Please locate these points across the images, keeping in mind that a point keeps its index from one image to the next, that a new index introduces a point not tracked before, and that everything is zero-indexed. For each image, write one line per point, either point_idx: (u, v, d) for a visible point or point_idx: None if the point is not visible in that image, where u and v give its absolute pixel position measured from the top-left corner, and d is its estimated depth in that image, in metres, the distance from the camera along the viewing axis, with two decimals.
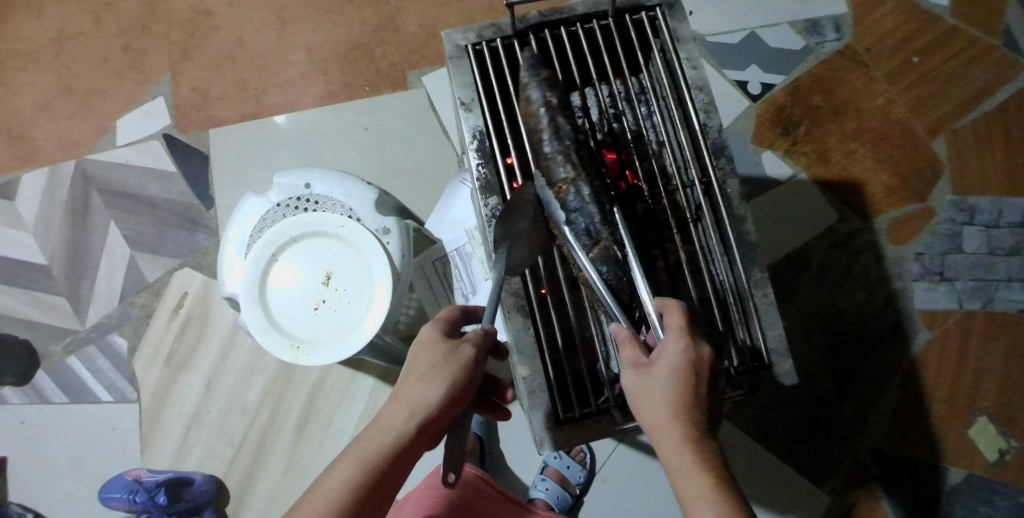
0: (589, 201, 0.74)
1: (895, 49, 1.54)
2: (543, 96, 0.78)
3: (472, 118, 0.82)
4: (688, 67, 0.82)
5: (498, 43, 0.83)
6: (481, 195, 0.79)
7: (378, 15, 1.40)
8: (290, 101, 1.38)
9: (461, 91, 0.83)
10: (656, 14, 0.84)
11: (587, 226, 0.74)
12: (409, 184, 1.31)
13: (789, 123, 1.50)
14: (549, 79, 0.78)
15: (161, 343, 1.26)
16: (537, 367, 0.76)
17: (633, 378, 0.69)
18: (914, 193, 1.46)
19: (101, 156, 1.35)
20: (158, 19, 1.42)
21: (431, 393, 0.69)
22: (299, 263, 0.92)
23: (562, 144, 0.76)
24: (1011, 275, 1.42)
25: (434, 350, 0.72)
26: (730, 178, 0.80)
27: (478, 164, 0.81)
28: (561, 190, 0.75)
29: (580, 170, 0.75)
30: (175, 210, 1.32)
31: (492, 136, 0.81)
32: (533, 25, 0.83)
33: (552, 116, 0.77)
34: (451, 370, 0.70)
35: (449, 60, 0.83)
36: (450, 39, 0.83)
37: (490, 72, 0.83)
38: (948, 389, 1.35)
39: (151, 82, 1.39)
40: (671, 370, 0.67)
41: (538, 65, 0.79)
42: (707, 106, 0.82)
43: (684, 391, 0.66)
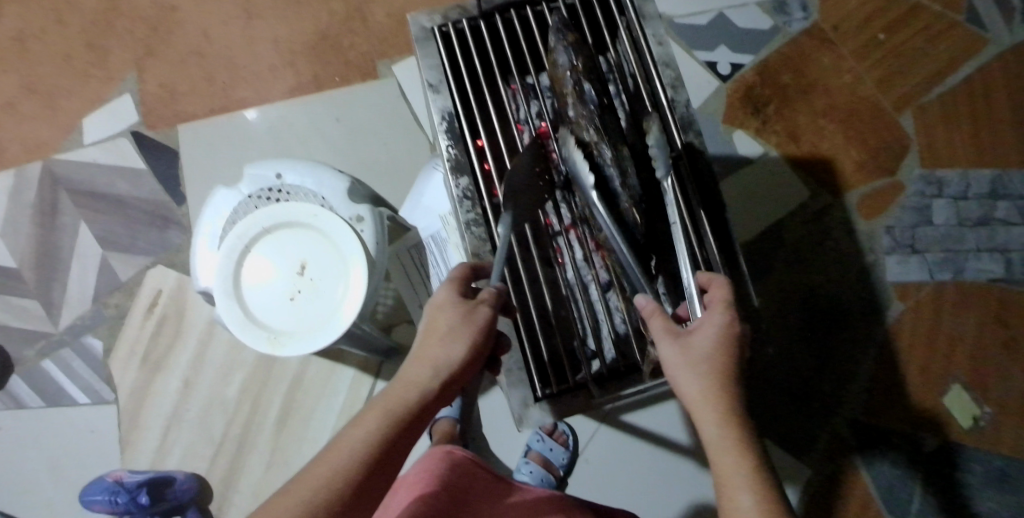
0: (611, 164, 0.73)
1: (861, 27, 1.56)
2: (569, 60, 0.77)
3: (441, 100, 0.81)
4: (653, 43, 0.82)
5: (464, 24, 0.83)
6: (451, 175, 0.79)
7: (345, 5, 1.39)
8: (258, 94, 1.36)
9: (428, 72, 0.82)
10: None
11: (607, 190, 0.74)
12: (384, 174, 1.31)
13: (760, 103, 1.52)
14: (577, 42, 0.77)
15: (137, 343, 1.24)
16: (514, 344, 0.76)
17: (670, 352, 0.68)
18: (883, 169, 1.49)
19: (68, 156, 1.32)
20: (122, 15, 1.40)
21: (454, 352, 0.67)
22: (275, 253, 0.90)
23: (586, 108, 0.75)
24: (980, 246, 1.45)
25: (453, 309, 0.69)
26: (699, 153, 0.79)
27: (448, 145, 0.81)
28: (583, 154, 0.75)
29: (603, 134, 0.74)
30: (147, 208, 1.30)
31: (461, 117, 0.81)
32: (498, 6, 0.83)
33: (577, 80, 0.76)
34: (472, 330, 0.68)
35: (416, 42, 0.82)
36: (415, 21, 0.82)
37: (456, 53, 0.83)
38: (922, 358, 1.38)
39: (117, 78, 1.36)
40: (710, 345, 0.66)
41: (567, 28, 0.78)
42: (674, 82, 0.81)
43: (720, 364, 0.65)
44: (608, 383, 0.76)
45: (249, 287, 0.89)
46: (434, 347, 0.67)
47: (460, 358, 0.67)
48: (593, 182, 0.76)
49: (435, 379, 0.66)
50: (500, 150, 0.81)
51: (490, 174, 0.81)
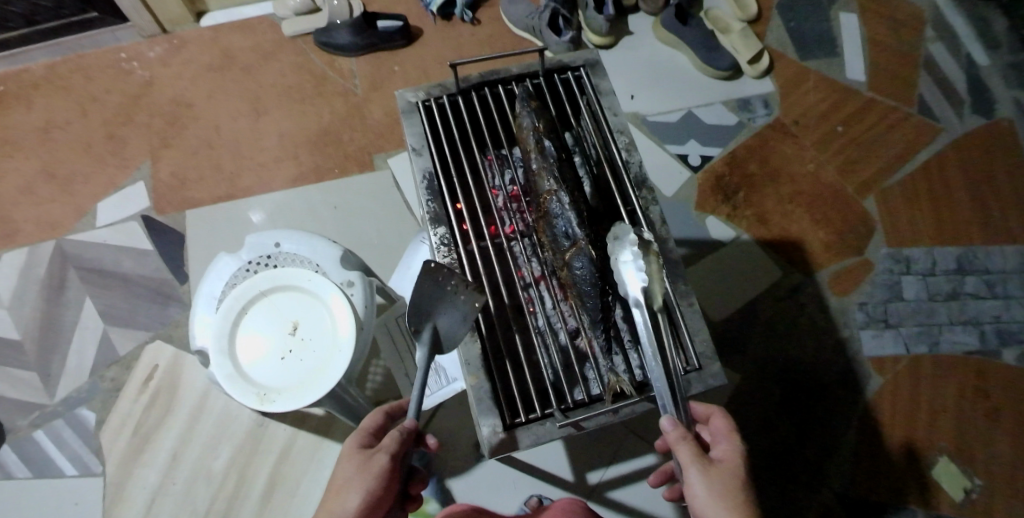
0: (568, 208, 0.82)
1: (820, 120, 1.71)
2: (532, 122, 0.87)
3: (422, 162, 0.88)
4: (610, 114, 0.92)
5: (445, 99, 0.92)
6: (430, 225, 0.85)
7: (346, 105, 1.56)
8: (262, 182, 1.48)
9: (413, 139, 0.90)
10: (581, 74, 0.95)
11: (566, 229, 0.82)
12: (377, 255, 1.40)
13: (730, 190, 1.62)
14: (539, 108, 0.88)
15: (129, 415, 1.26)
16: (485, 376, 0.79)
17: (697, 476, 0.75)
18: (852, 248, 1.57)
19: (80, 236, 1.41)
20: (142, 111, 1.54)
21: (351, 500, 0.77)
22: (269, 315, 0.96)
23: (547, 161, 0.85)
24: (952, 319, 1.51)
25: (353, 460, 0.82)
26: (653, 206, 0.86)
27: (427, 200, 0.87)
28: (545, 200, 0.84)
29: (562, 183, 0.84)
30: (149, 285, 1.37)
31: (440, 177, 0.88)
32: (474, 84, 0.93)
33: (539, 138, 0.86)
34: (367, 477, 0.79)
35: (401, 114, 0.91)
36: (403, 94, 0.91)
37: (438, 124, 0.92)
38: (905, 429, 1.40)
39: (133, 166, 1.48)
40: (728, 470, 0.76)
41: (531, 98, 0.89)
42: (629, 146, 0.90)
43: (738, 490, 0.74)
44: (575, 411, 0.78)
45: (243, 347, 0.94)
46: (336, 497, 0.78)
47: (357, 505, 0.77)
48: (553, 223, 0.84)
49: None
50: (473, 209, 0.89)
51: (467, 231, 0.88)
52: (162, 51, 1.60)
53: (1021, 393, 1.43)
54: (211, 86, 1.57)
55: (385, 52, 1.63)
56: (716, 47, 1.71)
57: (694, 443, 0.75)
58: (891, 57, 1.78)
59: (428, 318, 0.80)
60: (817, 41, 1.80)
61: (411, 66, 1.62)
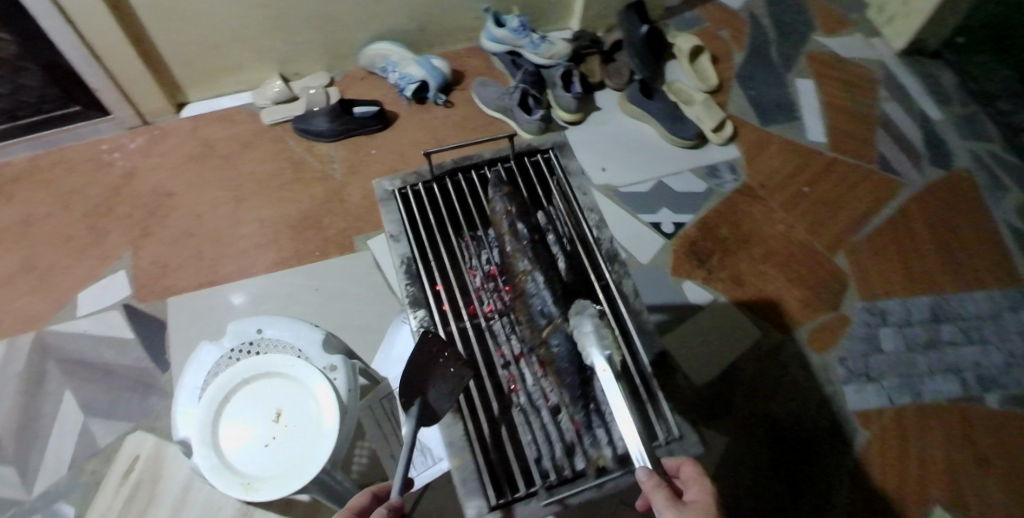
0: (544, 287, 0.84)
1: (785, 183, 1.78)
2: (504, 206, 0.90)
3: (401, 247, 0.92)
4: (579, 194, 0.95)
5: (421, 187, 0.96)
6: (410, 309, 0.88)
7: (325, 189, 1.61)
8: (245, 267, 1.50)
9: (391, 225, 0.94)
10: (549, 156, 1.00)
11: (543, 308, 0.83)
12: (358, 336, 1.41)
13: (703, 254, 1.67)
14: (510, 192, 0.91)
15: (106, 510, 1.23)
16: (468, 457, 0.80)
17: None
18: (826, 304, 1.61)
19: (61, 326, 1.40)
20: (123, 201, 1.57)
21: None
22: (252, 403, 0.96)
23: (520, 243, 0.87)
24: (931, 368, 1.54)
25: None
26: (625, 279, 0.90)
27: (406, 284, 0.90)
28: (520, 280, 0.85)
29: (536, 263, 0.85)
30: (131, 374, 1.36)
31: (418, 261, 0.91)
32: (448, 170, 0.97)
33: (512, 221, 0.88)
34: None
35: (380, 203, 0.95)
36: (380, 183, 0.95)
37: (415, 211, 0.95)
38: (899, 483, 1.39)
39: (113, 256, 1.49)
40: (703, 510, 0.74)
41: (502, 183, 0.92)
42: (599, 224, 0.93)
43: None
44: (558, 488, 0.78)
45: (228, 437, 0.93)
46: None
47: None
48: (530, 302, 0.84)
49: None
50: (449, 290, 0.90)
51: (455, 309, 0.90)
52: (143, 143, 1.65)
53: (1007, 439, 1.45)
54: (194, 175, 1.61)
55: (363, 136, 1.69)
56: (680, 118, 1.81)
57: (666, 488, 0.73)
58: (845, 119, 1.88)
59: (420, 392, 0.82)
60: (774, 107, 1.90)
61: (389, 147, 1.68)
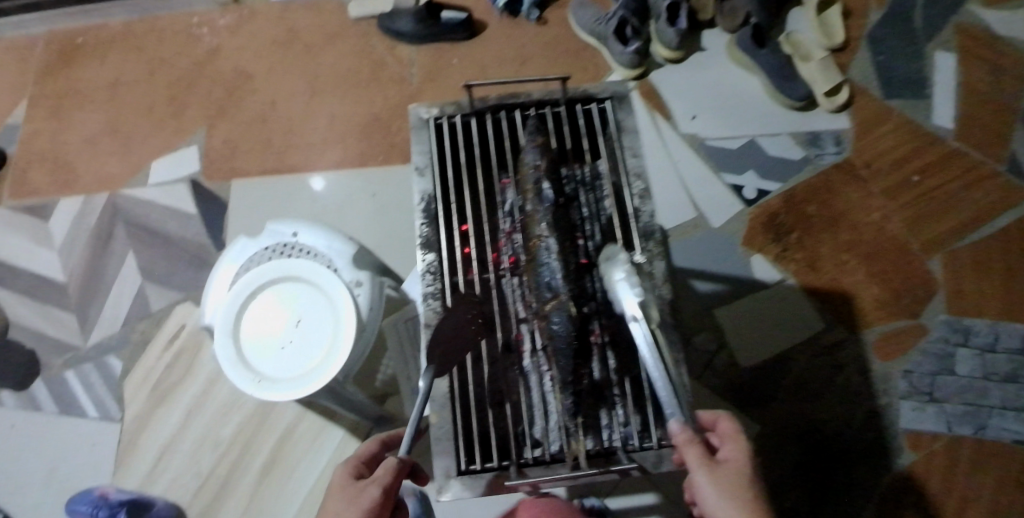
0: (555, 257, 0.77)
1: (894, 167, 1.59)
2: (534, 159, 0.83)
3: (424, 184, 0.89)
4: (628, 156, 0.88)
5: (457, 120, 0.92)
6: (420, 250, 0.87)
7: (399, 94, 1.56)
8: (308, 161, 1.50)
9: (419, 158, 0.91)
10: (604, 106, 0.91)
11: (550, 281, 0.77)
12: (404, 250, 1.40)
13: (781, 230, 1.54)
14: (543, 145, 0.85)
15: (150, 370, 1.33)
16: (446, 415, 0.80)
17: (704, 479, 0.72)
18: (905, 311, 1.46)
19: (132, 192, 1.48)
20: (204, 78, 1.59)
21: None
22: (276, 304, 0.98)
23: (541, 205, 0.80)
24: (1005, 403, 1.39)
25: (344, 492, 0.79)
26: (656, 261, 0.83)
27: (423, 222, 0.88)
28: (533, 246, 0.79)
29: (553, 231, 0.79)
30: (188, 248, 1.43)
31: (438, 199, 0.88)
32: (490, 106, 0.92)
33: (539, 178, 0.82)
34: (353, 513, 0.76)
35: (411, 130, 0.92)
36: (414, 111, 0.91)
37: (445, 142, 0.91)
38: (930, 514, 1.30)
39: (188, 132, 1.53)
40: (734, 469, 0.73)
41: (537, 132, 0.86)
42: (642, 193, 0.86)
43: (747, 488, 0.72)
44: (529, 466, 0.77)
45: (247, 331, 0.97)
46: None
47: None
48: (539, 272, 0.78)
49: None
50: (465, 238, 0.87)
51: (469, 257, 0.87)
52: (232, 21, 1.65)
53: None
54: (273, 61, 1.60)
55: (445, 45, 1.61)
56: (791, 77, 1.62)
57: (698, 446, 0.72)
58: (985, 107, 1.63)
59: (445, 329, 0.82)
60: (904, 80, 1.67)
61: (470, 60, 1.60)
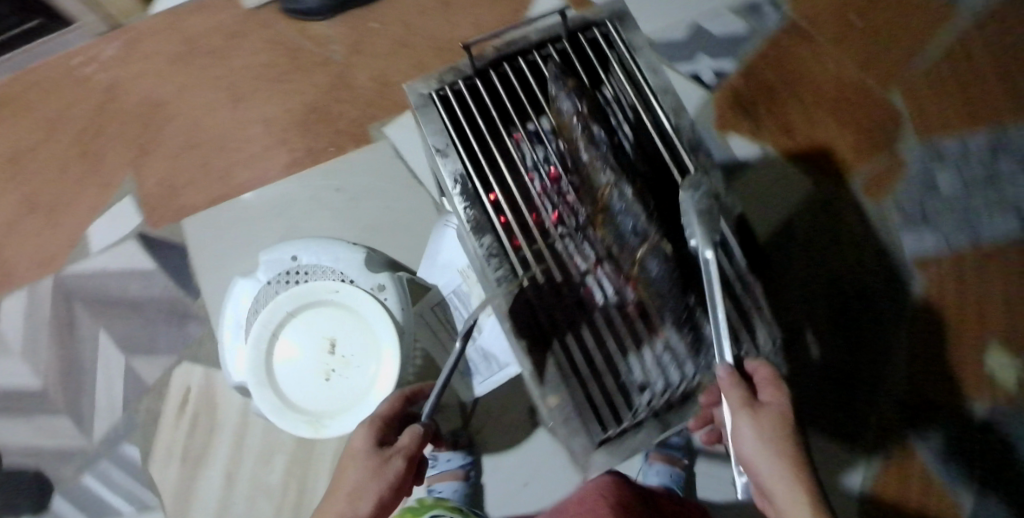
0: (633, 201, 0.74)
1: (834, 14, 1.59)
2: (573, 105, 0.77)
3: (451, 163, 0.80)
4: (648, 73, 0.82)
5: (462, 85, 0.84)
6: (473, 235, 0.78)
7: (328, 76, 1.44)
8: (257, 176, 1.38)
9: (434, 137, 0.81)
10: (607, 29, 0.86)
11: (635, 226, 0.74)
12: (391, 235, 1.33)
13: (749, 104, 1.53)
14: (577, 87, 0.78)
15: (173, 444, 1.24)
16: (566, 394, 0.73)
17: (746, 423, 0.71)
18: (882, 147, 1.48)
19: (77, 265, 1.32)
20: (110, 121, 1.41)
21: (362, 509, 0.70)
22: (304, 337, 0.90)
23: (599, 150, 0.77)
24: (992, 206, 1.43)
25: (365, 462, 0.73)
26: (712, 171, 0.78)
27: (464, 207, 0.79)
28: (606, 195, 0.75)
29: (620, 174, 0.75)
30: (162, 306, 1.31)
31: (474, 178, 0.80)
32: (491, 61, 0.84)
33: (586, 124, 0.77)
34: (381, 484, 0.72)
35: (415, 108, 0.82)
36: (415, 87, 0.81)
37: (457, 114, 0.83)
38: (957, 329, 1.36)
39: (114, 183, 1.37)
40: (777, 413, 0.71)
41: (563, 75, 0.79)
42: (676, 108, 0.81)
43: (787, 431, 0.71)
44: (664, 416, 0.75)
45: (284, 375, 0.90)
46: (347, 500, 0.70)
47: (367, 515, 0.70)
48: (616, 222, 0.76)
49: None
50: (514, 207, 0.81)
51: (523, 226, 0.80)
52: (119, 50, 1.46)
53: None
54: (180, 79, 1.44)
55: (358, 11, 1.48)
56: None
57: (743, 385, 0.72)
58: None
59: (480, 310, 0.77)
60: None
61: (389, 19, 1.48)
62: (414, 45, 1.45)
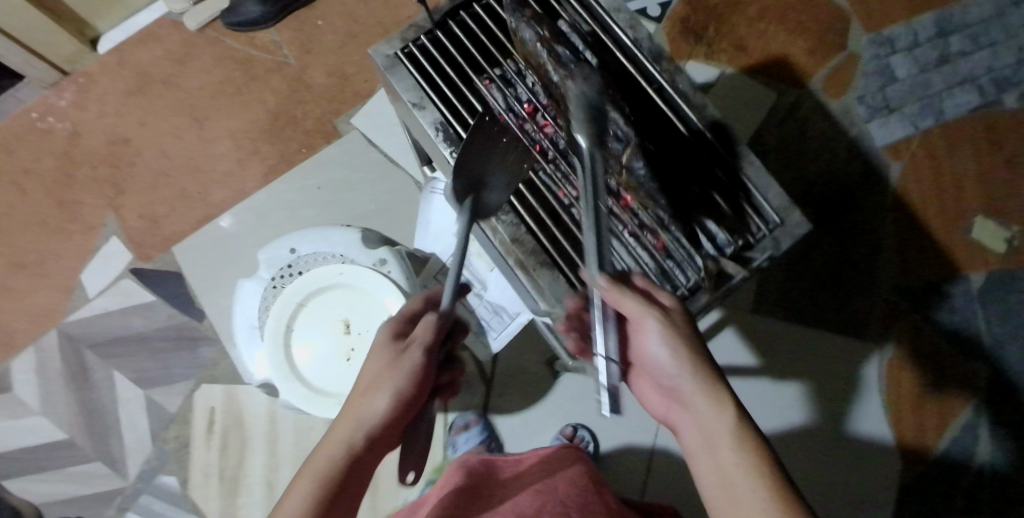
0: (615, 109, 0.72)
1: None
2: (534, 32, 0.76)
3: (429, 114, 0.83)
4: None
5: (425, 39, 0.86)
6: None
7: (284, 81, 1.45)
8: (237, 192, 1.39)
9: (409, 95, 0.84)
10: None
11: (618, 133, 0.73)
12: (378, 220, 1.36)
13: (698, 29, 1.55)
14: (533, 15, 0.78)
15: (208, 464, 1.25)
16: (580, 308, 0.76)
17: (652, 328, 0.69)
18: (834, 47, 1.51)
19: (77, 314, 1.33)
20: (79, 165, 1.41)
21: (380, 402, 0.70)
22: (317, 323, 0.92)
23: (567, 66, 0.74)
24: (948, 83, 1.47)
25: (382, 355, 0.73)
26: (679, 77, 0.81)
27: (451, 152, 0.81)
28: (580, 111, 0.75)
29: (592, 88, 0.75)
30: (170, 335, 1.32)
31: (454, 123, 0.82)
32: (447, 13, 0.86)
33: (549, 47, 0.75)
34: (399, 376, 0.71)
35: (385, 70, 0.85)
36: (377, 50, 0.85)
37: (426, 66, 0.85)
38: (937, 206, 1.40)
39: (97, 226, 1.38)
40: (678, 318, 0.70)
41: (520, 7, 0.79)
42: (632, 23, 0.84)
43: (693, 336, 0.70)
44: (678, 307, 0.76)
45: (305, 363, 0.92)
46: (364, 395, 0.71)
47: (386, 407, 0.70)
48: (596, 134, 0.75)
49: (359, 431, 0.69)
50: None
51: None
52: (73, 96, 1.44)
53: None
54: (140, 112, 1.44)
55: (302, 11, 1.48)
56: None
57: (638, 294, 0.69)
58: None
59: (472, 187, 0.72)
60: None
61: (333, 13, 1.48)
62: (363, 35, 1.47)
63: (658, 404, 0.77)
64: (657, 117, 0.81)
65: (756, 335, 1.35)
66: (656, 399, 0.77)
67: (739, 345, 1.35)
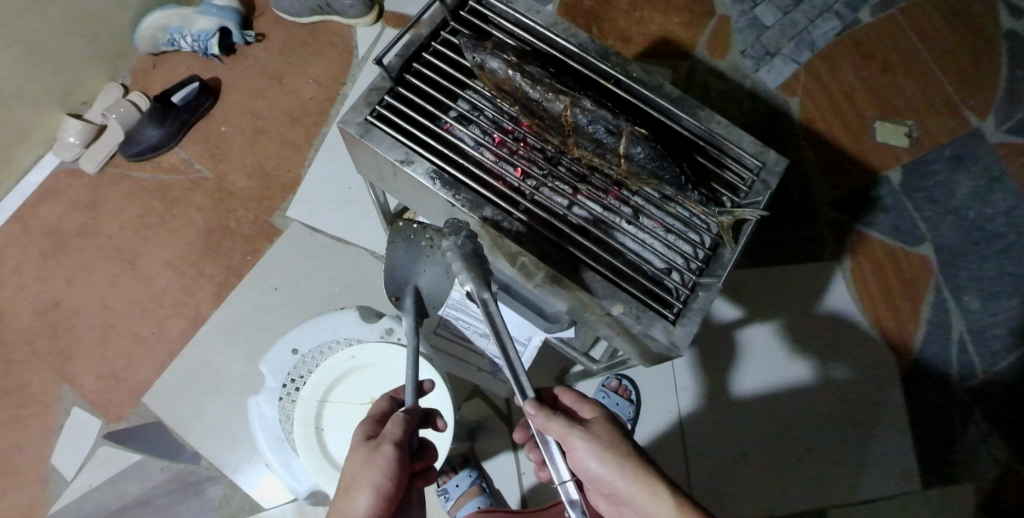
0: (596, 109, 0.79)
1: None
2: (501, 61, 0.81)
3: (419, 166, 0.83)
4: (534, 15, 0.91)
5: (389, 98, 0.87)
6: (475, 214, 0.82)
7: (206, 194, 1.40)
8: (192, 319, 1.32)
9: (392, 154, 0.84)
10: None
11: (607, 128, 0.78)
12: (349, 299, 1.33)
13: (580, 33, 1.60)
14: (496, 45, 0.82)
15: None
16: (626, 297, 0.79)
17: (581, 440, 0.73)
18: (705, 14, 1.59)
19: (62, 503, 1.22)
20: (12, 347, 1.30)
21: (362, 502, 0.69)
22: (345, 411, 1.05)
23: (544, 83, 0.80)
24: (810, 17, 1.58)
25: (362, 449, 0.73)
26: (629, 64, 0.89)
27: (453, 195, 0.82)
28: (569, 118, 0.79)
29: (572, 94, 0.80)
30: (170, 488, 1.23)
31: (446, 168, 0.84)
32: (402, 67, 0.88)
33: (520, 71, 0.80)
34: (375, 471, 0.70)
35: (363, 138, 0.84)
36: (346, 121, 0.85)
37: (400, 122, 0.86)
38: (842, 124, 1.52)
39: (54, 402, 1.27)
40: (604, 424, 0.77)
41: (478, 41, 0.83)
42: (571, 32, 0.90)
43: (619, 443, 0.75)
44: (707, 267, 0.82)
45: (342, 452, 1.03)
46: (345, 498, 0.70)
47: (369, 507, 0.69)
48: (587, 136, 0.80)
49: None
50: (490, 176, 0.85)
51: (507, 185, 0.85)
52: None
53: (893, 35, 1.58)
54: (63, 271, 1.34)
55: (202, 122, 1.44)
56: None
57: (562, 414, 0.74)
58: None
59: (408, 284, 0.88)
60: None
61: (235, 116, 1.45)
62: (272, 127, 1.45)
63: (603, 505, 0.82)
64: (625, 105, 0.88)
65: (737, 288, 1.38)
66: (600, 502, 0.82)
67: (724, 301, 1.37)
